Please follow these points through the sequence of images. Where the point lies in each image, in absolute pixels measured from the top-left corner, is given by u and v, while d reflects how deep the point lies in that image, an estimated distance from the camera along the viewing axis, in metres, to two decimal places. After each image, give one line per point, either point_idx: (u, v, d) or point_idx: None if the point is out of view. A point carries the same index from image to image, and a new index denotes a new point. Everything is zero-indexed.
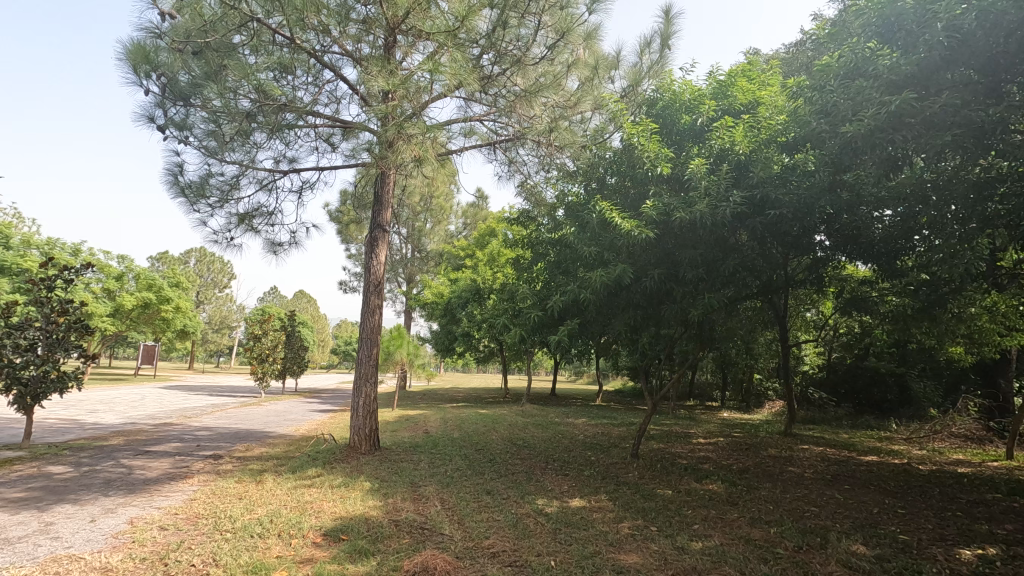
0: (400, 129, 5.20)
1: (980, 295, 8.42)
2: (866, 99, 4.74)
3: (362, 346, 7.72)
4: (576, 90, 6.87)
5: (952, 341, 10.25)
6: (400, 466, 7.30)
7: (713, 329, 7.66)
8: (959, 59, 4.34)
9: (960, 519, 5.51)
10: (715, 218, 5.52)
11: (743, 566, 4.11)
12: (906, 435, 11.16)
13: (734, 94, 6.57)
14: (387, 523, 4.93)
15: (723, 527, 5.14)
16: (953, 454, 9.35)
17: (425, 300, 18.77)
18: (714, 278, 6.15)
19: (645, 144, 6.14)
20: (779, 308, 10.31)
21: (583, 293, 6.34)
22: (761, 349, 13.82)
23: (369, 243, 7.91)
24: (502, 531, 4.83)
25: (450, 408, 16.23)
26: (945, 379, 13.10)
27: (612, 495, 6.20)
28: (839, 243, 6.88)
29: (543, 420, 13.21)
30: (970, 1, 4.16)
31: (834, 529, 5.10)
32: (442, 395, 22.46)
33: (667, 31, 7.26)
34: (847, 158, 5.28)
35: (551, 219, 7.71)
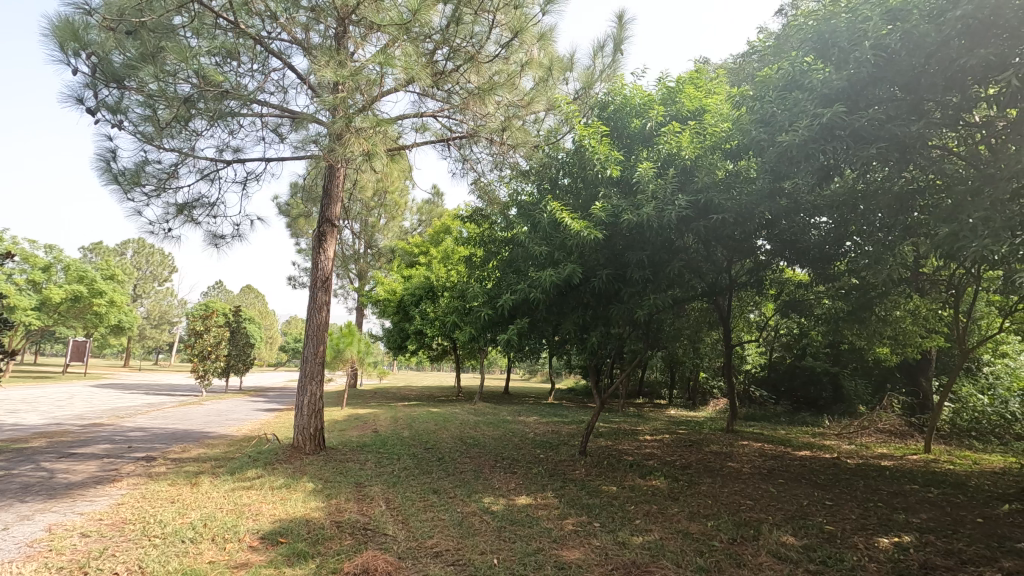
0: (349, 122, 5.05)
1: (904, 299, 8.98)
2: (802, 111, 4.99)
3: (308, 344, 7.49)
4: (531, 90, 6.82)
5: (880, 342, 10.85)
6: (346, 466, 7.13)
7: (660, 329, 7.85)
8: (885, 76, 4.65)
9: (881, 509, 5.87)
10: (661, 221, 5.66)
11: (680, 559, 4.23)
12: (837, 430, 11.78)
13: (683, 101, 6.77)
14: (329, 525, 4.80)
15: (663, 521, 5.27)
16: (878, 448, 9.94)
17: (377, 297, 18.41)
18: (660, 279, 6.31)
19: (596, 146, 6.25)
20: (723, 310, 10.67)
21: (533, 292, 6.40)
22: (706, 349, 14.27)
23: (317, 239, 7.69)
24: (447, 530, 4.80)
25: (401, 408, 15.51)
26: (874, 377, 13.89)
27: (558, 492, 6.27)
28: (779, 247, 7.20)
29: (495, 418, 13.21)
30: (895, 23, 4.51)
31: (767, 521, 5.33)
32: (393, 395, 21.10)
33: (620, 36, 7.38)
34: (784, 168, 5.51)
35: (504, 218, 7.70)
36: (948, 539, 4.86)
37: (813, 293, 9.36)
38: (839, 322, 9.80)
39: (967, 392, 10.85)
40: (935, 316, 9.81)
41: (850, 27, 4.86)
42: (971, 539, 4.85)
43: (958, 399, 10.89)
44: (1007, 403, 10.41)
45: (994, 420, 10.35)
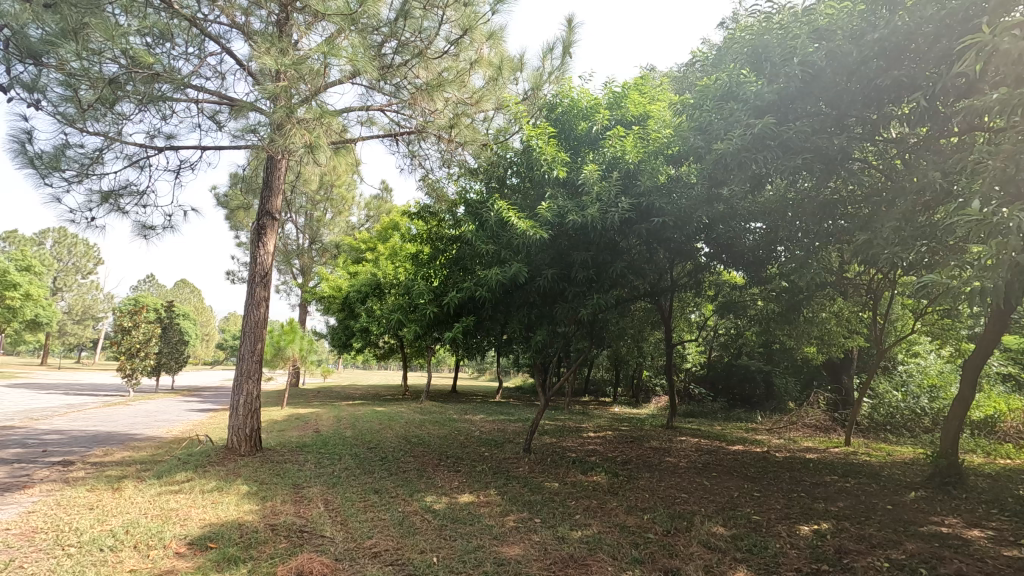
0: (290, 113, 4.89)
1: (829, 301, 9.56)
2: (736, 121, 5.25)
3: (244, 341, 7.19)
4: (480, 88, 6.77)
5: (808, 342, 11.51)
6: (283, 467, 6.93)
7: (605, 328, 8.03)
8: (811, 91, 4.95)
9: (803, 499, 6.24)
10: (605, 222, 5.81)
11: (617, 552, 4.35)
12: (769, 425, 12.41)
13: (627, 106, 6.95)
14: (263, 529, 4.64)
15: (601, 516, 5.41)
16: (804, 442, 10.54)
17: (322, 293, 17.90)
18: (603, 279, 6.47)
19: (543, 146, 6.32)
20: (665, 310, 10.99)
21: (479, 291, 6.41)
22: (649, 348, 14.68)
23: (256, 232, 7.40)
24: (387, 530, 4.75)
25: (346, 408, 14.97)
26: (802, 375, 14.72)
27: (500, 489, 6.32)
28: (716, 250, 7.50)
29: (441, 417, 13.15)
30: (820, 42, 4.84)
31: (699, 513, 5.57)
32: (337, 395, 20.08)
33: (569, 39, 7.49)
34: (720, 174, 5.75)
35: (452, 216, 7.62)
36: (860, 525, 5.22)
37: (748, 295, 9.80)
38: (771, 322, 10.32)
39: (884, 389, 11.68)
40: (856, 318, 10.51)
41: (781, 44, 5.15)
42: (881, 524, 5.23)
43: (875, 395, 11.72)
44: (917, 398, 11.29)
45: (906, 415, 11.19)
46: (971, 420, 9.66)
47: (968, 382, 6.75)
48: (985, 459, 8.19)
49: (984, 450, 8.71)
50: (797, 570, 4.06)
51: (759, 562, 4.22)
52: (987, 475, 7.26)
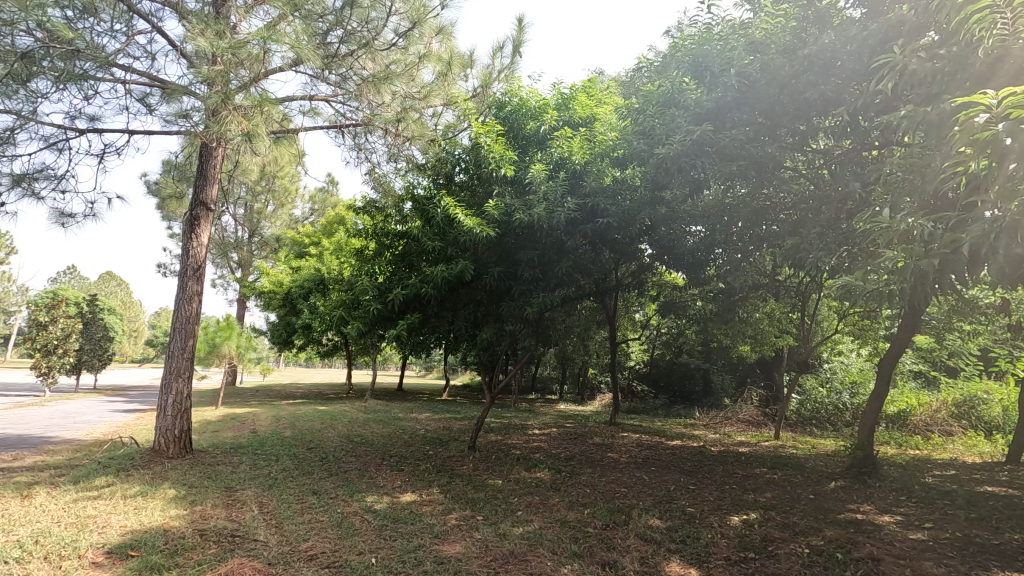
0: (226, 99, 4.66)
1: (761, 302, 10.06)
2: (677, 127, 5.41)
3: (175, 338, 6.81)
4: (430, 83, 6.69)
5: (743, 342, 12.06)
6: (215, 469, 6.61)
7: (551, 326, 8.09)
8: (747, 102, 5.18)
9: (735, 490, 6.54)
10: (551, 221, 5.88)
11: (556, 547, 4.41)
12: (705, 421, 12.92)
13: (575, 108, 7.05)
14: (190, 535, 4.41)
15: (543, 511, 5.47)
16: (737, 437, 11.03)
17: (262, 288, 17.21)
18: (549, 278, 6.53)
19: (492, 144, 6.31)
20: (609, 309, 11.23)
21: (424, 288, 6.34)
22: (595, 346, 14.97)
23: (188, 223, 7.01)
24: (324, 531, 4.62)
25: (286, 408, 14.29)
26: (738, 372, 15.41)
27: (444, 488, 6.27)
28: (659, 252, 7.72)
29: (386, 416, 12.88)
30: (754, 55, 5.08)
31: (637, 507, 5.72)
32: (277, 395, 18.81)
33: (519, 39, 7.54)
34: (661, 178, 5.90)
35: (399, 211, 7.42)
36: (785, 514, 5.52)
37: (688, 295, 10.15)
38: (709, 322, 10.74)
39: (811, 385, 12.40)
40: (787, 318, 11.07)
41: (720, 54, 5.36)
42: (804, 513, 5.55)
43: (804, 391, 12.43)
44: (840, 394, 12.05)
45: (830, 410, 11.92)
46: (886, 414, 10.39)
47: (883, 380, 7.24)
48: (898, 450, 8.85)
49: (896, 442, 9.40)
50: (726, 559, 4.24)
51: (692, 553, 4.37)
52: (898, 464, 7.84)
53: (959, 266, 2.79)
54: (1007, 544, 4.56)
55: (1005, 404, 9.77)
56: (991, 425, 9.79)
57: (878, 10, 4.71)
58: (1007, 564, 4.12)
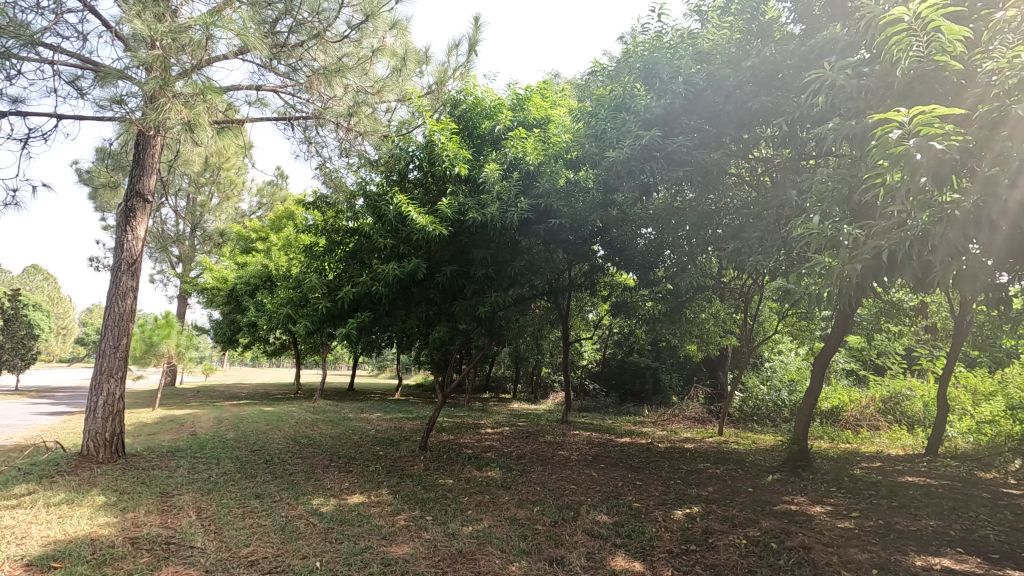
0: (165, 86, 4.44)
1: (707, 303, 10.43)
2: (627, 131, 5.55)
3: (106, 336, 6.43)
4: (384, 78, 6.48)
5: (690, 342, 12.46)
6: (150, 474, 6.29)
7: (504, 326, 8.10)
8: (693, 109, 5.36)
9: (679, 485, 6.77)
10: (504, 221, 5.92)
11: (505, 545, 4.43)
12: (654, 418, 13.28)
13: (529, 109, 7.07)
14: (121, 543, 4.19)
15: (493, 510, 5.48)
16: (684, 433, 11.37)
17: (205, 284, 16.49)
18: (502, 278, 6.55)
19: (445, 142, 6.25)
20: (562, 309, 11.34)
21: (375, 286, 6.23)
22: (548, 345, 15.12)
23: (123, 215, 6.63)
24: (267, 536, 4.48)
25: (228, 407, 14.09)
26: (685, 370, 15.91)
27: (393, 488, 6.20)
28: (610, 253, 7.88)
29: (335, 416, 12.58)
30: (700, 64, 5.28)
31: (586, 503, 5.82)
32: (220, 395, 18.13)
33: (475, 38, 7.55)
34: (612, 180, 6.02)
35: (350, 207, 7.19)
36: (725, 506, 5.75)
37: (638, 296, 10.40)
38: (658, 322, 11.04)
39: (752, 383, 12.98)
40: (732, 319, 11.46)
41: (669, 62, 5.51)
42: (743, 505, 5.79)
43: (746, 389, 12.98)
44: (779, 391, 12.67)
45: (769, 406, 12.52)
46: (821, 410, 11.00)
47: (817, 378, 7.62)
48: (830, 444, 9.37)
49: (829, 437, 9.93)
50: (668, 551, 4.39)
51: (636, 547, 4.49)
52: (829, 457, 8.31)
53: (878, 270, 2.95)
54: (923, 529, 4.91)
55: (925, 399, 10.27)
56: (913, 419, 10.41)
57: (816, 27, 4.99)
58: (921, 548, 4.45)
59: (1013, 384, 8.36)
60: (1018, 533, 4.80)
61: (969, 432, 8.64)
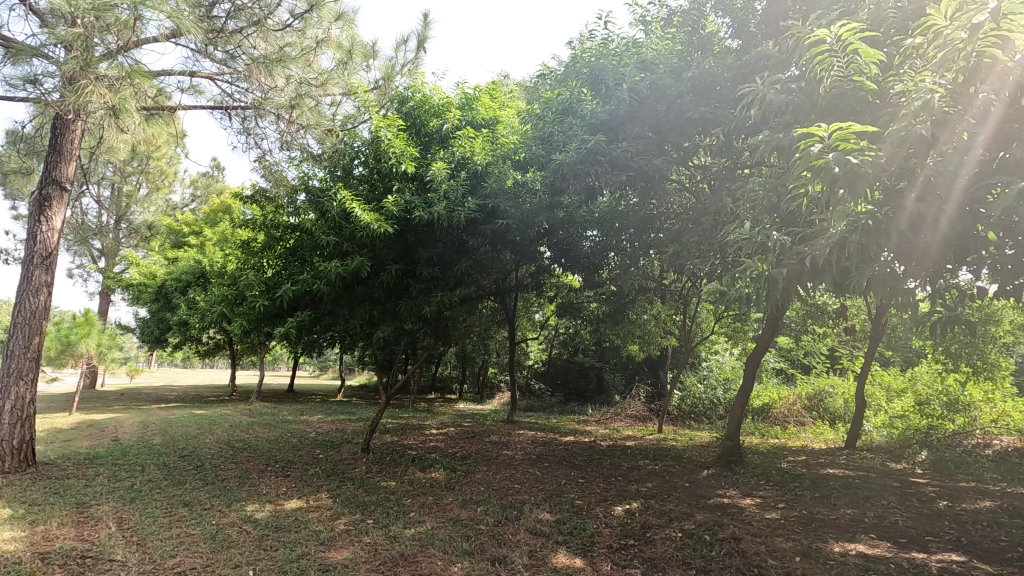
0: (87, 67, 4.13)
1: (649, 304, 10.75)
2: (573, 135, 5.66)
3: (15, 335, 5.93)
4: (328, 70, 6.33)
5: (633, 342, 12.81)
6: (64, 484, 5.85)
7: (450, 325, 8.04)
8: (637, 116, 5.51)
9: (620, 482, 6.94)
10: (451, 220, 5.90)
11: (448, 546, 4.41)
12: (597, 416, 13.57)
13: (478, 108, 7.02)
14: (28, 559, 3.86)
15: (436, 511, 5.44)
16: (625, 431, 11.66)
17: (130, 280, 15.48)
18: (448, 277, 6.51)
19: (392, 138, 6.07)
20: (509, 309, 11.34)
21: (316, 284, 6.03)
22: (495, 345, 15.15)
23: (37, 204, 6.12)
24: (195, 546, 4.26)
25: (155, 410, 13.58)
26: (628, 370, 16.34)
27: (333, 492, 6.03)
28: (556, 255, 8.00)
29: (273, 419, 12.12)
30: (644, 73, 5.44)
31: (529, 502, 5.87)
32: (146, 398, 17.05)
33: (424, 34, 7.48)
34: (558, 183, 6.10)
35: (291, 202, 6.91)
36: (663, 501, 5.94)
37: (583, 297, 10.60)
38: (602, 323, 11.28)
39: (690, 382, 13.50)
40: (672, 320, 11.83)
41: (615, 68, 5.65)
42: (679, 499, 6.01)
43: (684, 387, 13.48)
44: (715, 390, 13.23)
45: (705, 404, 13.05)
46: (753, 407, 11.63)
47: (749, 376, 7.98)
48: (761, 440, 9.87)
49: (760, 432, 10.45)
50: (608, 547, 4.49)
51: (577, 543, 4.57)
52: (760, 452, 8.76)
53: (801, 275, 3.14)
54: (841, 518, 5.26)
55: (845, 396, 11.01)
56: (835, 415, 11.09)
57: (751, 43, 5.26)
58: (840, 535, 4.76)
59: (921, 381, 9.08)
60: (922, 518, 5.23)
61: (883, 426, 9.33)
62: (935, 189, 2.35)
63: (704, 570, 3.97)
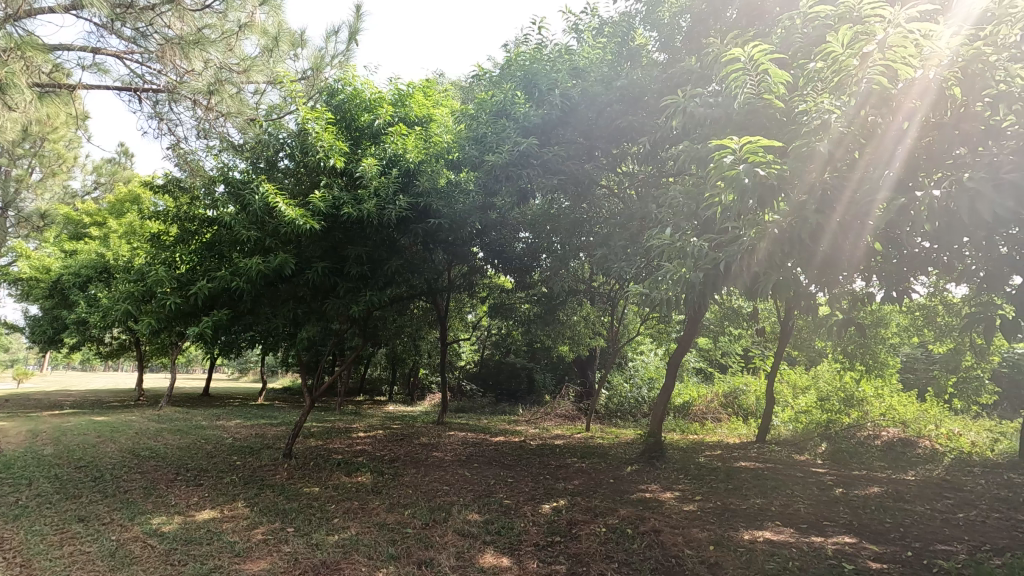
0: None
1: (578, 306, 11.02)
2: (506, 137, 5.71)
3: None
4: (254, 56, 6.18)
5: (563, 343, 13.06)
6: None
7: (378, 325, 7.85)
8: (569, 121, 5.65)
9: (548, 480, 7.05)
10: (381, 218, 5.79)
11: (372, 551, 4.30)
12: (528, 416, 13.73)
13: (411, 105, 6.87)
14: None
15: (361, 516, 5.29)
16: (554, 431, 11.86)
17: (19, 273, 14.00)
18: (377, 276, 6.34)
19: (320, 131, 5.71)
20: (441, 309, 11.23)
21: (235, 281, 5.68)
22: (426, 346, 14.97)
23: None
24: (91, 564, 3.91)
25: (47, 418, 12.32)
26: (558, 370, 16.65)
27: (250, 500, 5.72)
28: (489, 255, 8.02)
29: (185, 425, 11.35)
30: (576, 80, 5.60)
31: (458, 503, 5.84)
32: (37, 404, 15.48)
33: (356, 26, 7.30)
34: (491, 184, 6.12)
35: (208, 194, 6.49)
36: (589, 498, 6.10)
37: (515, 298, 10.70)
38: (533, 324, 11.44)
39: (617, 381, 13.96)
40: (601, 321, 12.14)
41: (548, 73, 5.76)
42: (604, 495, 6.19)
43: (611, 386, 13.92)
44: (640, 388, 13.75)
45: (631, 402, 13.54)
46: (675, 405, 12.17)
47: (671, 375, 8.34)
48: (681, 436, 10.36)
49: (680, 429, 10.96)
50: (535, 545, 4.55)
51: (505, 543, 4.60)
52: (680, 447, 9.19)
53: (716, 281, 3.30)
54: (750, 507, 5.62)
55: (756, 393, 11.79)
56: (747, 411, 11.83)
57: (676, 58, 5.53)
58: (749, 523, 5.08)
59: (823, 379, 9.86)
60: (821, 504, 5.68)
61: (789, 420, 10.05)
62: (860, 203, 2.51)
63: (626, 562, 4.10)
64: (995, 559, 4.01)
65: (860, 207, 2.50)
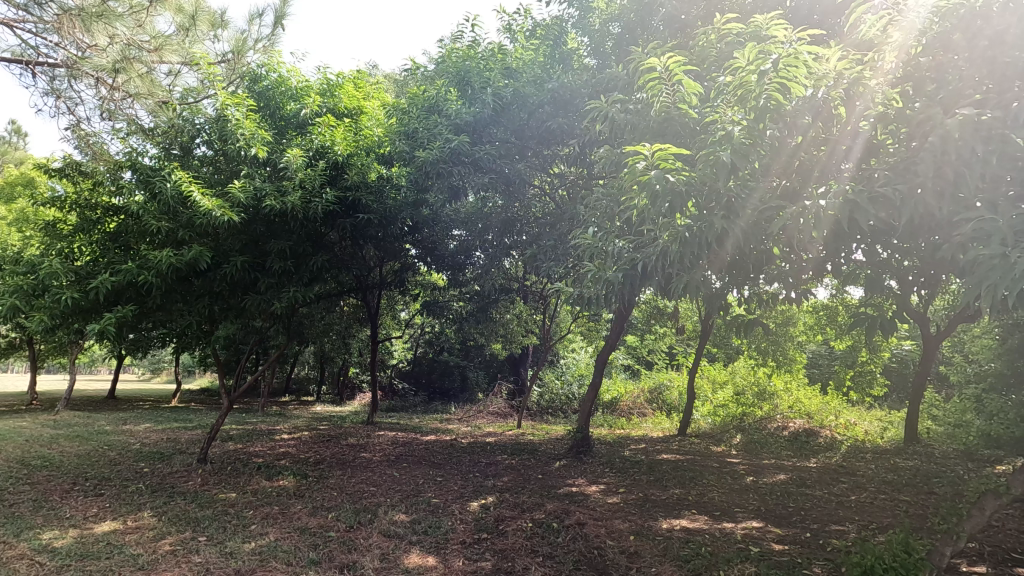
0: None
1: (511, 304, 11.09)
2: (438, 133, 5.65)
3: None
4: (168, 35, 5.81)
5: (497, 342, 13.09)
6: None
7: (303, 323, 7.53)
8: (502, 121, 5.67)
9: (477, 477, 7.07)
10: (306, 212, 5.56)
11: (292, 557, 4.14)
12: (460, 414, 13.70)
13: (340, 96, 6.62)
14: None
15: (281, 522, 5.08)
16: (486, 428, 11.88)
17: None
18: (301, 272, 6.05)
19: (241, 118, 5.39)
20: (372, 307, 10.97)
21: (141, 275, 5.26)
22: (356, 344, 14.56)
23: None
24: None
25: None
26: (491, 368, 16.70)
27: (158, 510, 5.35)
28: (420, 252, 7.91)
29: (87, 431, 10.47)
30: (507, 80, 5.63)
31: (384, 504, 5.73)
32: None
33: (282, 9, 6.98)
34: (423, 180, 6.01)
35: (113, 180, 5.96)
36: (517, 494, 6.17)
37: (448, 295, 10.63)
38: (466, 322, 11.40)
39: (548, 378, 14.18)
40: (533, 319, 12.26)
41: (479, 72, 5.77)
42: (532, 491, 6.28)
43: (543, 384, 14.12)
44: (570, 385, 14.04)
45: (562, 399, 13.78)
46: (603, 401, 12.54)
47: (600, 372, 8.57)
48: (608, 430, 10.70)
49: (608, 424, 11.32)
50: (462, 542, 4.56)
51: (431, 542, 4.57)
52: (607, 442, 9.47)
53: (635, 280, 3.42)
54: (670, 497, 5.89)
55: (678, 389, 12.37)
56: (670, 405, 12.38)
57: (605, 65, 5.66)
58: (668, 513, 5.32)
59: (739, 374, 10.48)
60: (733, 492, 6.04)
61: (708, 414, 10.61)
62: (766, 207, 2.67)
63: (549, 556, 4.18)
64: (878, 536, 4.43)
65: (765, 211, 2.67)
